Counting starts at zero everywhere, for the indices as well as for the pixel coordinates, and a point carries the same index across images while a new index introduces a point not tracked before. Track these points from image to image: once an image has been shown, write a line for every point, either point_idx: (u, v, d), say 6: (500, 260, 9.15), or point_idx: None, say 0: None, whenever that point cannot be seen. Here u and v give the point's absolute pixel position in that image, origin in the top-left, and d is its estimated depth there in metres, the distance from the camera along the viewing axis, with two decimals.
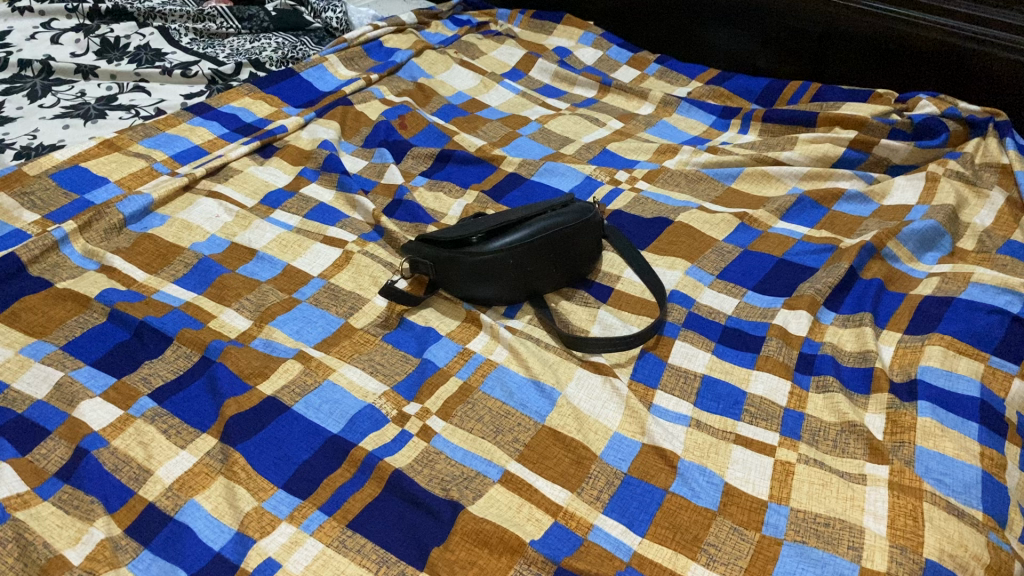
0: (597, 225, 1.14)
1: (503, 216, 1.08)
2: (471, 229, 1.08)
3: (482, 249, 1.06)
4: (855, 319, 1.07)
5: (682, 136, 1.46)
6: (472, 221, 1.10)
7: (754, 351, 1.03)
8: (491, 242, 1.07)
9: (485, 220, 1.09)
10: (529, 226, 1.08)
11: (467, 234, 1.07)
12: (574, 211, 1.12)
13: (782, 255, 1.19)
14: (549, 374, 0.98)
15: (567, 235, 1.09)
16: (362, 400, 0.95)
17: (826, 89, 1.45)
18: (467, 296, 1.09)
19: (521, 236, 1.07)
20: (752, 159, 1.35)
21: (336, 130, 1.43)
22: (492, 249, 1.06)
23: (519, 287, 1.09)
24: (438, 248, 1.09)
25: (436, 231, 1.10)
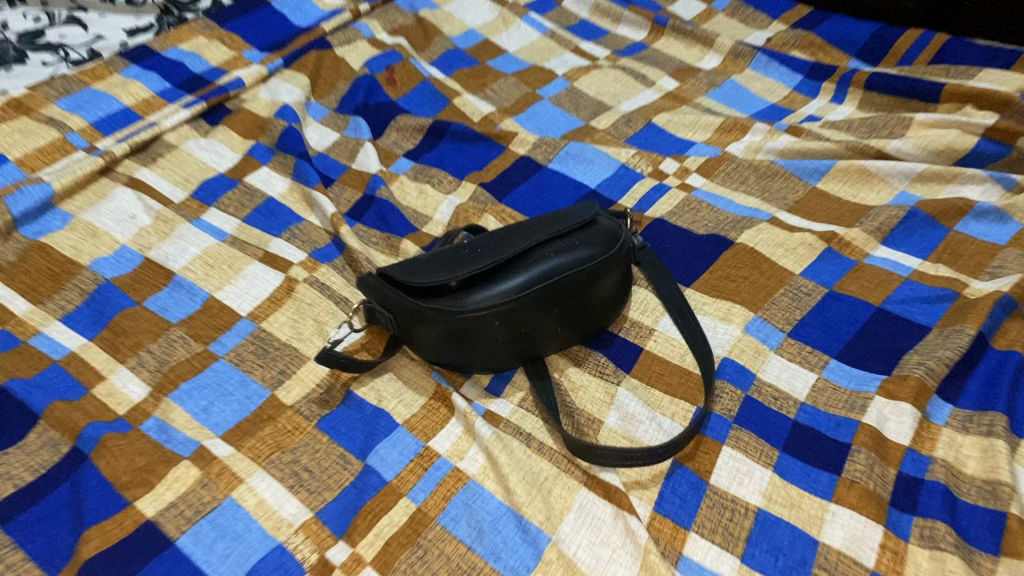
0: (622, 261, 0.84)
1: (493, 254, 0.79)
2: (449, 272, 0.78)
3: (464, 302, 0.77)
4: (981, 422, 0.75)
5: (756, 104, 1.11)
6: (451, 256, 0.80)
7: (833, 470, 0.73)
8: (476, 293, 0.77)
9: (469, 257, 0.79)
10: (529, 268, 0.78)
11: (445, 279, 0.77)
12: (594, 246, 0.82)
13: (880, 302, 0.86)
14: (538, 503, 0.70)
15: (582, 282, 0.80)
16: (273, 535, 0.68)
17: (953, 42, 1.07)
18: (441, 363, 0.80)
19: (519, 284, 0.77)
20: (848, 149, 1.00)
21: (304, 87, 1.11)
22: (478, 302, 0.76)
23: (512, 355, 0.79)
24: (403, 294, 0.79)
25: (403, 270, 0.80)
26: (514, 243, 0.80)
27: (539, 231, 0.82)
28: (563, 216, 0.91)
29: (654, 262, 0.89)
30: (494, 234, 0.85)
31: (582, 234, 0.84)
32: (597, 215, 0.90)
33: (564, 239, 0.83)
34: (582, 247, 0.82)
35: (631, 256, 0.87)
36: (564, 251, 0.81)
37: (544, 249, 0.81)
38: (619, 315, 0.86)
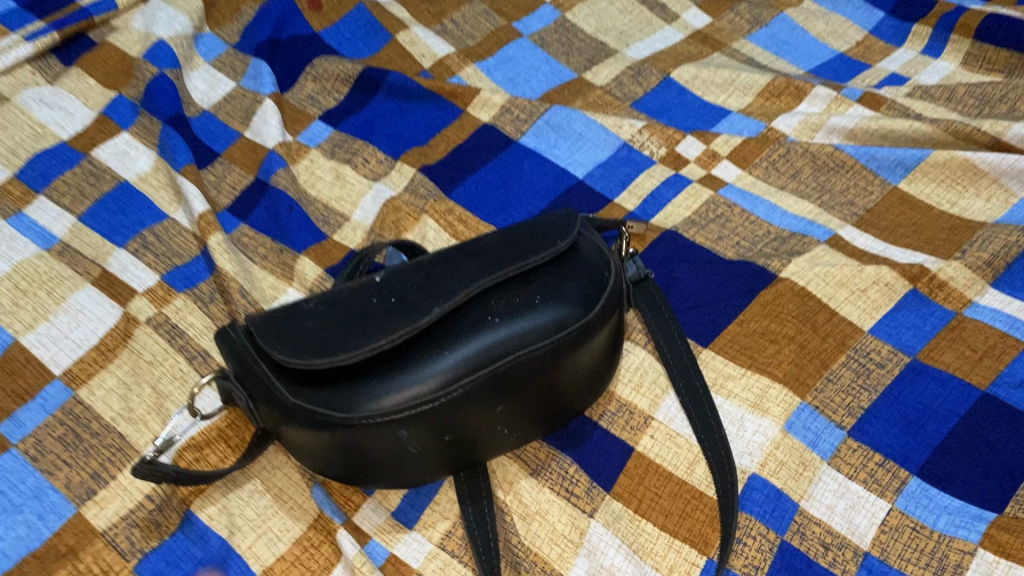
0: (615, 309, 0.54)
1: (412, 309, 0.48)
2: (338, 338, 0.48)
3: (358, 394, 0.47)
4: None
5: (816, 51, 0.80)
6: (348, 303, 0.50)
7: None
8: (378, 379, 0.47)
9: (375, 310, 0.49)
10: (467, 334, 0.48)
11: (331, 353, 0.47)
12: (565, 301, 0.51)
13: (988, 386, 0.58)
14: None
15: (549, 355, 0.50)
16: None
17: None
18: (322, 469, 0.51)
19: (448, 367, 0.48)
20: (948, 131, 0.70)
21: (193, 15, 0.82)
22: (380, 396, 0.47)
23: (421, 470, 0.51)
24: (269, 366, 0.49)
25: (270, 325, 0.49)
26: (449, 287, 0.49)
27: (492, 261, 0.51)
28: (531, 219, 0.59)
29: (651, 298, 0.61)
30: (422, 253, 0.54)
31: (559, 264, 0.53)
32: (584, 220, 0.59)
33: (529, 274, 0.52)
34: (557, 295, 0.51)
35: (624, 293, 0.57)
36: (525, 302, 0.50)
37: (495, 296, 0.50)
38: (603, 384, 0.57)
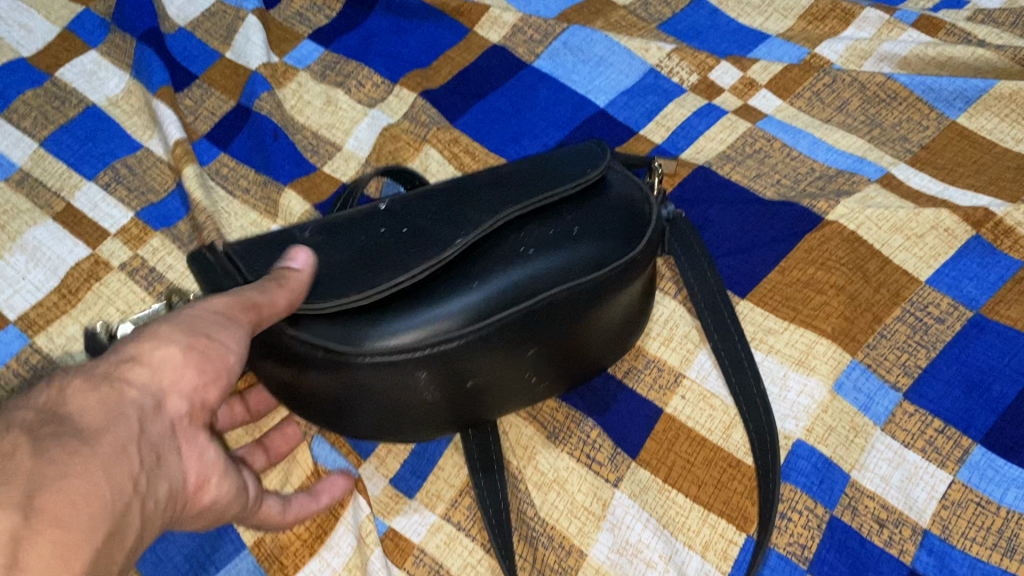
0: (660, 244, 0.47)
1: (434, 242, 0.40)
2: (346, 275, 0.40)
3: (371, 328, 0.39)
4: None
5: None
6: (355, 238, 0.42)
7: None
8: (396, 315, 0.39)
9: (390, 245, 0.41)
10: (501, 268, 0.41)
11: (341, 288, 0.39)
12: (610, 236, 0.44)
13: None
14: None
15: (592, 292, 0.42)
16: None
17: None
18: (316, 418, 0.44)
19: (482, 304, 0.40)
20: (1015, 59, 0.62)
21: None
22: (398, 335, 0.39)
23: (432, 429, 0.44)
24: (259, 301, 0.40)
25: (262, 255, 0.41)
26: (475, 216, 0.41)
27: (524, 189, 0.43)
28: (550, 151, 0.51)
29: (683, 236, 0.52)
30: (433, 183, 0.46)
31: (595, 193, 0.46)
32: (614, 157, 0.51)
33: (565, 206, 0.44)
34: (600, 225, 0.44)
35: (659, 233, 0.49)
36: (563, 235, 0.43)
37: (527, 226, 0.42)
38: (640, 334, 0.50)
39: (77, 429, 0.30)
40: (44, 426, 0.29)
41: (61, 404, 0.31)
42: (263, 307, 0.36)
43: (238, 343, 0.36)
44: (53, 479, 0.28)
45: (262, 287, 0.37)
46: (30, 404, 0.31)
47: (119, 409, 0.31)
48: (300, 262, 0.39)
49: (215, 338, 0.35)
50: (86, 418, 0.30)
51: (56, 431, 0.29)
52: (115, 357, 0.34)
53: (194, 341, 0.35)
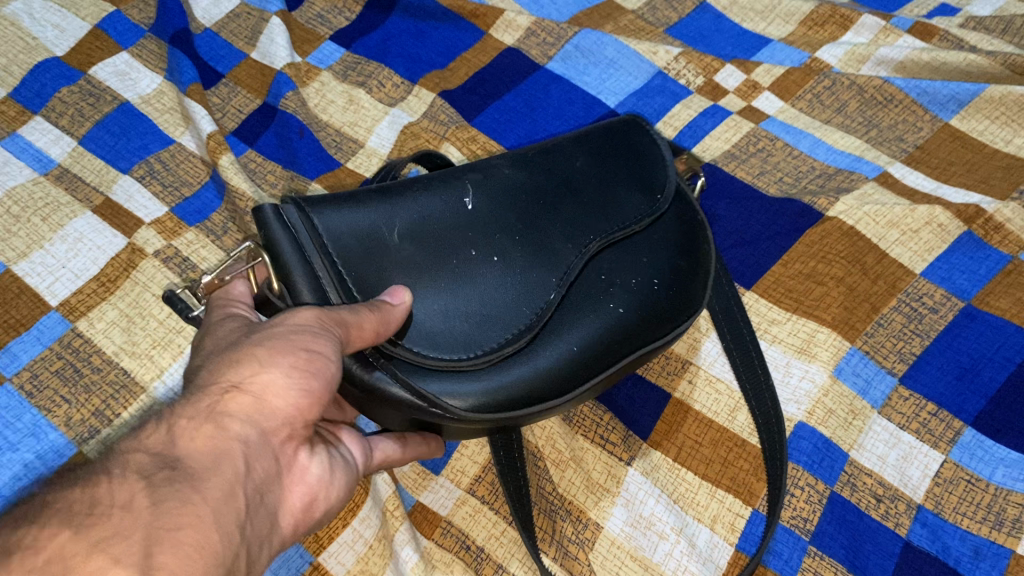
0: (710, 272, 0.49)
1: (531, 293, 0.41)
2: (441, 312, 0.39)
3: (467, 387, 0.39)
4: None
5: None
6: (443, 248, 0.41)
7: None
8: (494, 373, 0.39)
9: (485, 280, 0.41)
10: (590, 325, 0.42)
11: (439, 338, 0.39)
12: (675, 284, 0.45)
13: None
14: None
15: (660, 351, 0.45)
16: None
17: None
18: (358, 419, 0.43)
19: (571, 371, 0.41)
20: (1005, 65, 0.66)
21: None
22: (489, 393, 0.39)
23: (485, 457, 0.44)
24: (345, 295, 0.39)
25: (352, 258, 0.39)
26: (566, 263, 0.42)
27: (602, 227, 0.44)
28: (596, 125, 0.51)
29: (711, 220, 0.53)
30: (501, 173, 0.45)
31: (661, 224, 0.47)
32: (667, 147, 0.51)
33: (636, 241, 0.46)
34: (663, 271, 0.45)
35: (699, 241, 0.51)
36: (641, 286, 0.44)
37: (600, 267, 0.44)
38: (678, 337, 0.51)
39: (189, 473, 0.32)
40: (158, 471, 0.31)
41: (171, 447, 0.32)
42: (352, 327, 0.36)
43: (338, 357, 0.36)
44: (168, 530, 0.29)
45: (353, 307, 0.36)
46: (143, 445, 0.32)
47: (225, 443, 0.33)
48: (397, 297, 0.38)
49: (312, 352, 0.35)
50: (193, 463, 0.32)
51: (171, 479, 0.31)
52: (219, 385, 0.35)
53: (296, 358, 0.35)
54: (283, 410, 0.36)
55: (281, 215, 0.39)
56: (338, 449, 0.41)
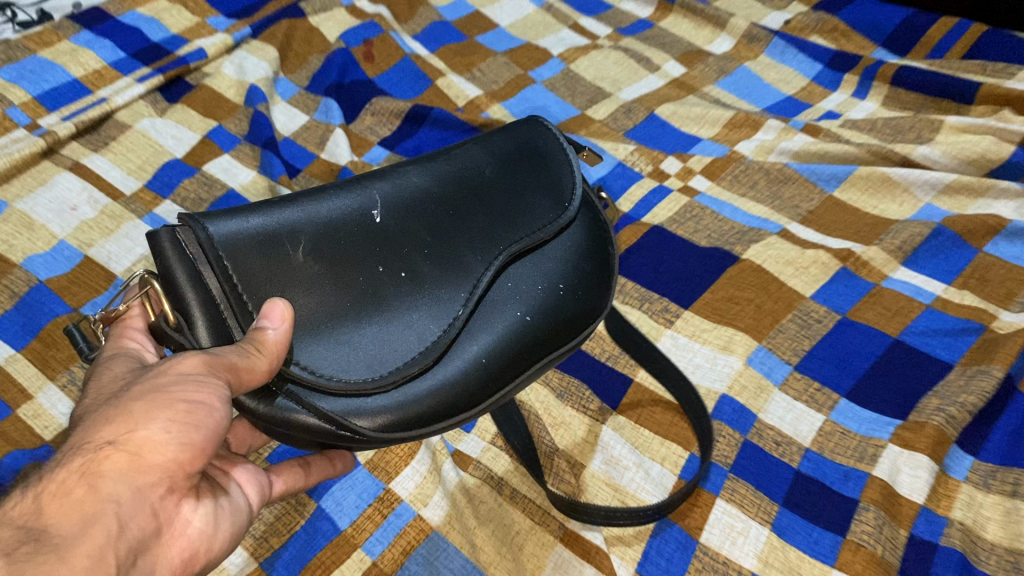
0: (606, 280, 0.62)
1: (442, 308, 0.53)
2: (355, 327, 0.51)
3: (377, 405, 0.50)
4: (1005, 479, 0.68)
5: (768, 94, 1.02)
6: (352, 261, 0.53)
7: (839, 530, 0.66)
8: (403, 389, 0.51)
9: (390, 301, 0.52)
10: (492, 336, 0.54)
11: (359, 358, 0.50)
12: (561, 295, 0.58)
13: (899, 334, 0.78)
14: (508, 563, 0.63)
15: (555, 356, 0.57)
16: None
17: (991, 35, 0.98)
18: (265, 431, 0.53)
19: (476, 376, 0.53)
20: (872, 153, 0.91)
21: (272, 59, 1.02)
22: (397, 407, 0.50)
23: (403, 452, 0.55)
24: (236, 304, 0.49)
25: (247, 270, 0.49)
26: (470, 278, 0.54)
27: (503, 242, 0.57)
28: (505, 140, 0.64)
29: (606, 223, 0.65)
30: (413, 192, 0.57)
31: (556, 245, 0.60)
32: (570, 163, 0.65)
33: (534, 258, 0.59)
34: (555, 280, 0.59)
35: (597, 224, 0.64)
36: (536, 301, 0.57)
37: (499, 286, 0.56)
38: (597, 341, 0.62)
39: (54, 538, 0.40)
40: (25, 544, 0.39)
41: (38, 520, 0.41)
42: (239, 368, 0.45)
43: (217, 400, 0.45)
44: None
45: (241, 352, 0.46)
46: (15, 520, 0.41)
47: (100, 504, 0.41)
48: (271, 320, 0.47)
49: (191, 402, 0.45)
50: (62, 526, 0.40)
51: (37, 547, 0.39)
52: (98, 443, 0.43)
53: (176, 412, 0.45)
54: (161, 465, 0.44)
55: (178, 240, 0.49)
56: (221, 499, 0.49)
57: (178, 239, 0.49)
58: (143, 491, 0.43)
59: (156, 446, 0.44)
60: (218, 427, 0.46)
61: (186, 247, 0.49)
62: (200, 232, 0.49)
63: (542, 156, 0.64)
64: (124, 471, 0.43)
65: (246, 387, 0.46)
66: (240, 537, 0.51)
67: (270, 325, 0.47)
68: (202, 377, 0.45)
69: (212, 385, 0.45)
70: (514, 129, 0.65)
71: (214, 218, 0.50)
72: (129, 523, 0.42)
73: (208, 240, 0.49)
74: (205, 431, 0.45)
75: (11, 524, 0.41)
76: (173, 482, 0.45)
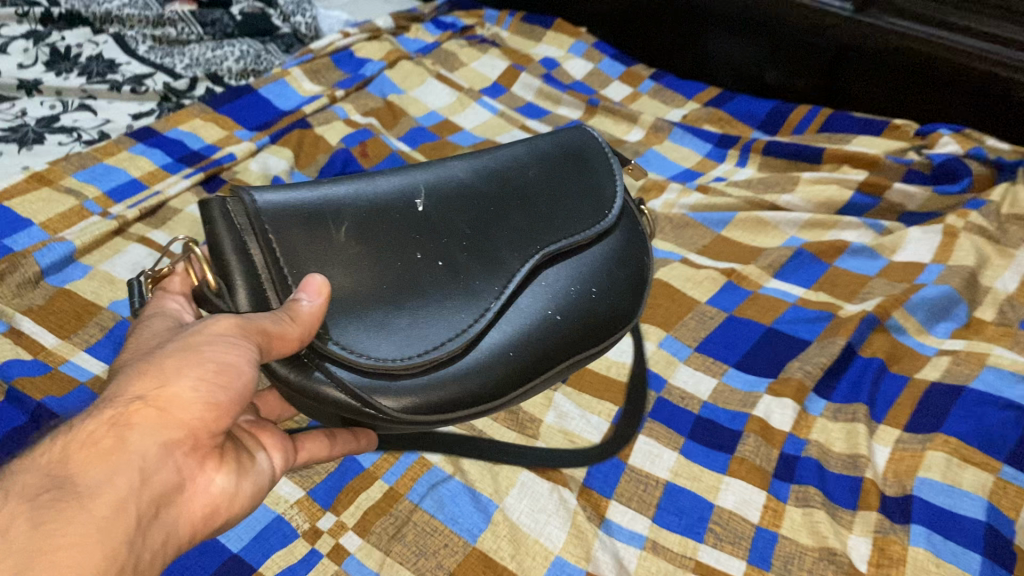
0: (633, 288, 0.80)
1: (477, 299, 0.69)
2: (401, 308, 0.67)
3: (413, 382, 0.65)
4: (848, 412, 0.93)
5: (672, 168, 1.32)
6: (398, 249, 0.69)
7: (728, 451, 0.90)
8: (440, 366, 0.67)
9: (427, 289, 0.68)
10: (520, 327, 0.71)
11: (400, 338, 0.66)
12: (569, 302, 0.74)
13: (772, 323, 1.05)
14: (487, 481, 0.87)
15: (579, 345, 0.74)
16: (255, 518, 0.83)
17: (835, 116, 1.31)
18: (294, 399, 0.69)
19: (506, 359, 0.69)
20: (749, 202, 1.21)
21: (288, 159, 1.31)
22: (421, 391, 0.65)
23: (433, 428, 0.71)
24: (275, 271, 0.65)
25: (291, 244, 0.66)
26: (492, 281, 0.71)
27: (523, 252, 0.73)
28: (548, 158, 0.82)
29: (639, 237, 0.84)
30: (459, 197, 0.75)
31: (583, 253, 0.78)
32: (603, 182, 0.83)
33: (554, 269, 0.76)
34: (578, 280, 0.76)
35: (617, 238, 0.82)
36: (559, 300, 0.74)
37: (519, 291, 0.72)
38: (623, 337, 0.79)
39: (80, 487, 0.50)
40: (50, 491, 0.49)
41: (64, 468, 0.50)
42: (269, 332, 0.60)
43: (244, 362, 0.58)
44: (54, 529, 0.47)
45: (276, 320, 0.60)
46: (43, 468, 0.50)
47: (128, 454, 0.52)
48: (304, 295, 0.62)
49: (219, 365, 0.58)
50: (89, 476, 0.50)
51: (62, 493, 0.49)
52: (131, 399, 0.55)
53: (206, 372, 0.57)
54: (184, 421, 0.56)
55: (231, 213, 0.67)
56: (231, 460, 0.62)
57: (232, 214, 0.67)
58: (169, 446, 0.55)
59: (182, 403, 0.56)
60: (242, 389, 0.59)
61: (236, 218, 0.67)
62: (251, 207, 0.66)
63: (587, 182, 0.82)
64: (152, 426, 0.54)
65: (274, 351, 0.61)
66: (259, 494, 0.65)
67: (306, 297, 0.62)
68: (233, 343, 0.59)
69: (244, 348, 0.59)
70: (553, 151, 0.83)
71: (267, 199, 0.68)
72: (153, 475, 0.53)
73: (258, 214, 0.66)
74: (229, 392, 0.58)
75: (41, 469, 0.51)
76: (196, 440, 0.57)
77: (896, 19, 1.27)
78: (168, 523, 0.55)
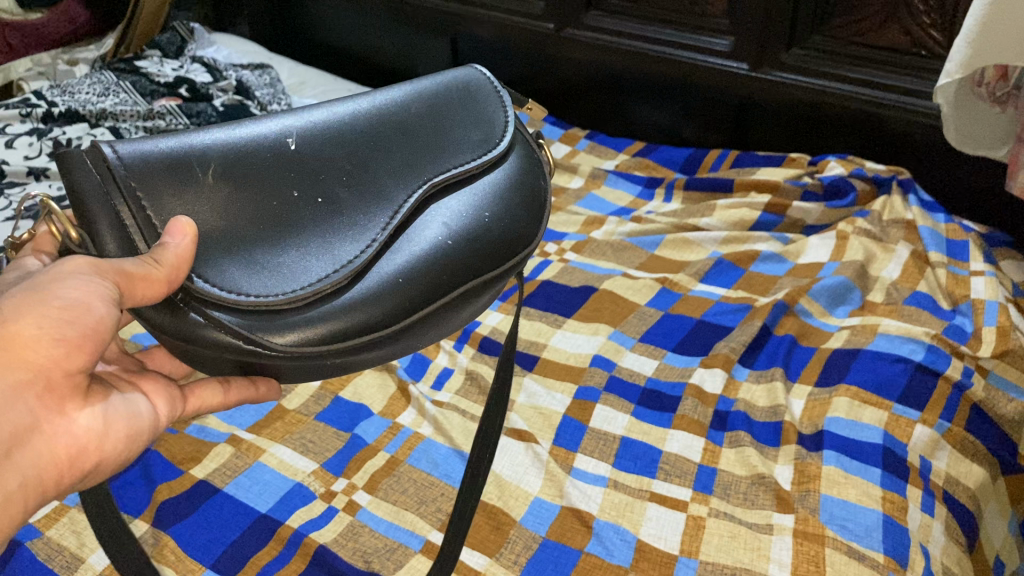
0: (529, 213, 0.82)
1: (363, 232, 0.70)
2: (279, 244, 0.67)
3: (298, 318, 0.65)
4: (767, 375, 1.12)
5: (610, 207, 1.54)
6: (273, 186, 0.70)
7: (671, 411, 1.08)
8: (327, 296, 0.67)
9: (312, 222, 0.69)
10: (410, 255, 0.72)
11: (281, 273, 0.66)
12: (469, 231, 0.76)
13: (701, 315, 1.24)
14: (472, 444, 1.03)
15: (477, 268, 0.75)
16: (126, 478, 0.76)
17: (743, 156, 1.55)
18: (183, 355, 0.67)
19: (397, 285, 0.70)
20: (675, 226, 1.43)
21: None
22: (308, 327, 0.65)
23: (332, 369, 0.70)
24: (140, 218, 0.64)
25: (158, 194, 0.65)
26: (381, 212, 0.72)
27: (410, 184, 0.75)
28: (430, 97, 0.83)
29: (535, 166, 0.87)
30: (336, 134, 0.75)
31: (477, 183, 0.80)
32: (487, 116, 0.86)
33: (452, 203, 0.77)
34: (474, 210, 0.78)
35: (515, 159, 0.85)
36: (453, 229, 0.75)
37: (414, 223, 0.74)
38: (525, 257, 0.81)
39: None
40: None
41: None
42: (133, 274, 0.58)
43: (95, 298, 0.56)
44: None
45: (139, 264, 0.58)
46: None
47: None
48: (173, 237, 0.61)
49: (64, 304, 0.56)
50: None
51: None
52: None
53: (51, 311, 0.56)
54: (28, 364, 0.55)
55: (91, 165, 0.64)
56: (112, 401, 0.61)
57: (90, 164, 0.64)
58: (17, 387, 0.54)
59: (25, 342, 0.55)
60: (96, 325, 0.57)
61: (97, 169, 0.64)
62: (112, 163, 0.65)
63: (477, 114, 0.85)
64: None
65: (139, 294, 0.59)
66: (141, 437, 0.64)
67: (172, 240, 0.61)
68: (88, 281, 0.57)
69: (100, 286, 0.57)
70: (435, 90, 0.84)
71: (128, 153, 0.66)
72: None
73: (119, 168, 0.65)
74: (78, 328, 0.56)
75: None
76: (50, 380, 0.56)
77: (783, 73, 1.51)
78: (23, 465, 0.55)
